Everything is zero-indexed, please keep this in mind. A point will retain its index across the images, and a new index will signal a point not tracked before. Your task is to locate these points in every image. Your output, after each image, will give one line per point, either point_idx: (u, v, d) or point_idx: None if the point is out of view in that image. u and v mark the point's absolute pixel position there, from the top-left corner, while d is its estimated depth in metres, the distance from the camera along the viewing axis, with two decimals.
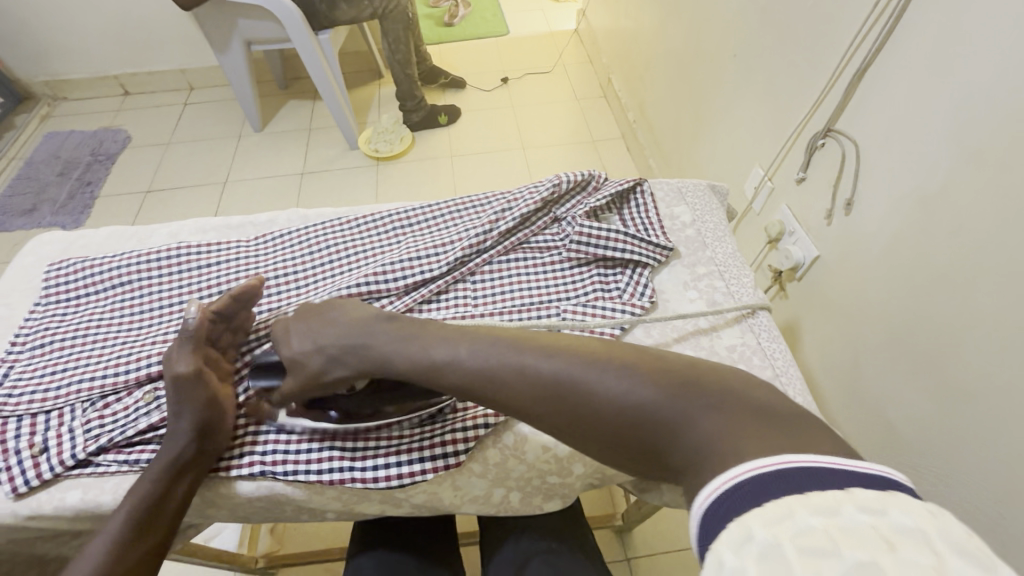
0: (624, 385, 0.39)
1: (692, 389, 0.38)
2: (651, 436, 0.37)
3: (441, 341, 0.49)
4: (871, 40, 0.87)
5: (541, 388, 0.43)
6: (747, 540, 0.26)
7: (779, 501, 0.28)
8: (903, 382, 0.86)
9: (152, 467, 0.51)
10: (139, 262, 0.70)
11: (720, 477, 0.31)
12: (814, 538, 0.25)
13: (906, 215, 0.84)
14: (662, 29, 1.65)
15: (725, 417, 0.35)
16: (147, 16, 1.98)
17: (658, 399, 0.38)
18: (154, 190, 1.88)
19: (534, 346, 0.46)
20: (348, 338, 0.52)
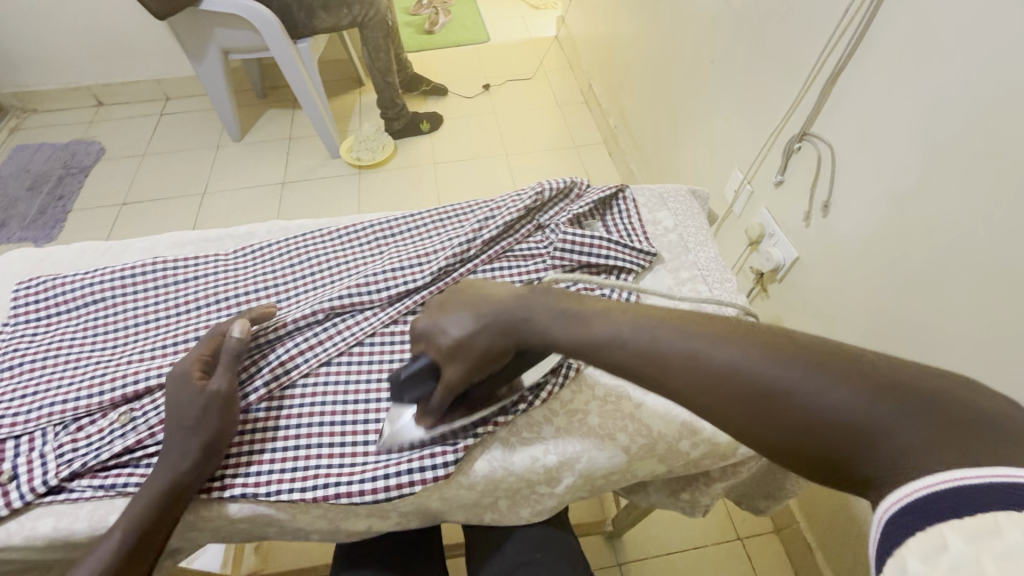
0: (819, 386, 0.37)
1: (906, 398, 0.35)
2: (848, 442, 0.36)
3: (600, 319, 0.48)
4: (843, 46, 0.90)
5: (717, 380, 0.41)
6: (942, 551, 0.28)
7: (984, 517, 0.28)
8: None
9: (150, 489, 0.49)
10: (113, 279, 0.67)
11: (906, 488, 0.32)
12: (1020, 562, 0.25)
13: (882, 216, 0.86)
14: (641, 36, 1.67)
15: (937, 427, 0.33)
16: (120, 25, 1.94)
17: (866, 411, 0.35)
18: (130, 203, 1.84)
19: (697, 329, 0.44)
20: (509, 313, 0.49)
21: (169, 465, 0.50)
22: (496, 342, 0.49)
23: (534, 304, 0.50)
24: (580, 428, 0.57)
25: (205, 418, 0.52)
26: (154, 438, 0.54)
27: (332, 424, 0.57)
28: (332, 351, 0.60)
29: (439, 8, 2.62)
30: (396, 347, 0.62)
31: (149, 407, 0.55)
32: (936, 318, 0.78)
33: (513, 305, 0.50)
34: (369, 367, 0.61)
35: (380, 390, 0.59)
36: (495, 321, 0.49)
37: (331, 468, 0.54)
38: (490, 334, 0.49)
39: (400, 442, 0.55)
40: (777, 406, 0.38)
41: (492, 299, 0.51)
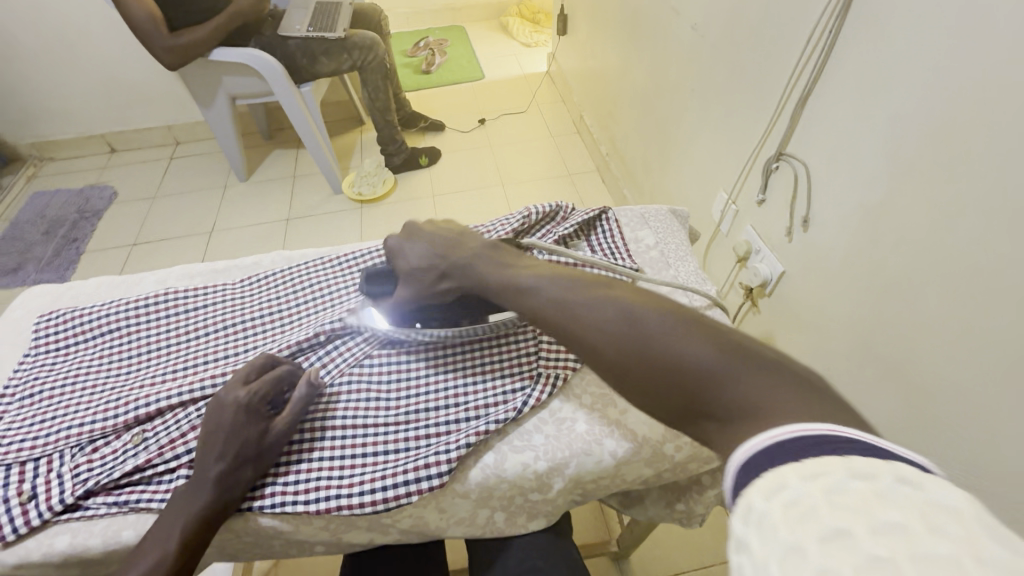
0: (687, 341, 0.42)
1: (753, 355, 0.40)
2: (697, 387, 0.40)
3: (527, 273, 0.56)
4: (807, 73, 0.96)
5: (603, 324, 0.47)
6: (779, 487, 0.28)
7: (820, 461, 0.29)
8: (877, 388, 0.89)
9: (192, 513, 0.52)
10: (128, 309, 0.72)
11: (761, 435, 0.33)
12: (848, 496, 0.26)
13: (856, 228, 0.90)
14: (626, 68, 1.76)
15: (770, 377, 0.38)
16: (135, 77, 2.06)
17: (719, 359, 0.40)
18: (141, 242, 1.91)
19: (603, 291, 0.51)
20: (458, 258, 0.61)
21: (216, 489, 0.53)
22: (438, 274, 0.61)
23: (483, 261, 0.60)
24: (569, 435, 0.59)
25: (264, 449, 0.56)
26: (164, 457, 0.57)
27: (333, 439, 0.60)
28: (335, 373, 0.65)
29: (435, 49, 2.75)
30: (395, 367, 0.66)
31: (160, 428, 0.59)
32: (914, 324, 0.80)
33: (461, 255, 0.61)
34: (369, 386, 0.64)
35: (380, 407, 0.62)
36: (440, 259, 0.61)
37: (332, 480, 0.57)
38: (434, 266, 0.61)
39: (397, 455, 0.58)
40: (653, 352, 0.43)
41: (447, 246, 0.62)
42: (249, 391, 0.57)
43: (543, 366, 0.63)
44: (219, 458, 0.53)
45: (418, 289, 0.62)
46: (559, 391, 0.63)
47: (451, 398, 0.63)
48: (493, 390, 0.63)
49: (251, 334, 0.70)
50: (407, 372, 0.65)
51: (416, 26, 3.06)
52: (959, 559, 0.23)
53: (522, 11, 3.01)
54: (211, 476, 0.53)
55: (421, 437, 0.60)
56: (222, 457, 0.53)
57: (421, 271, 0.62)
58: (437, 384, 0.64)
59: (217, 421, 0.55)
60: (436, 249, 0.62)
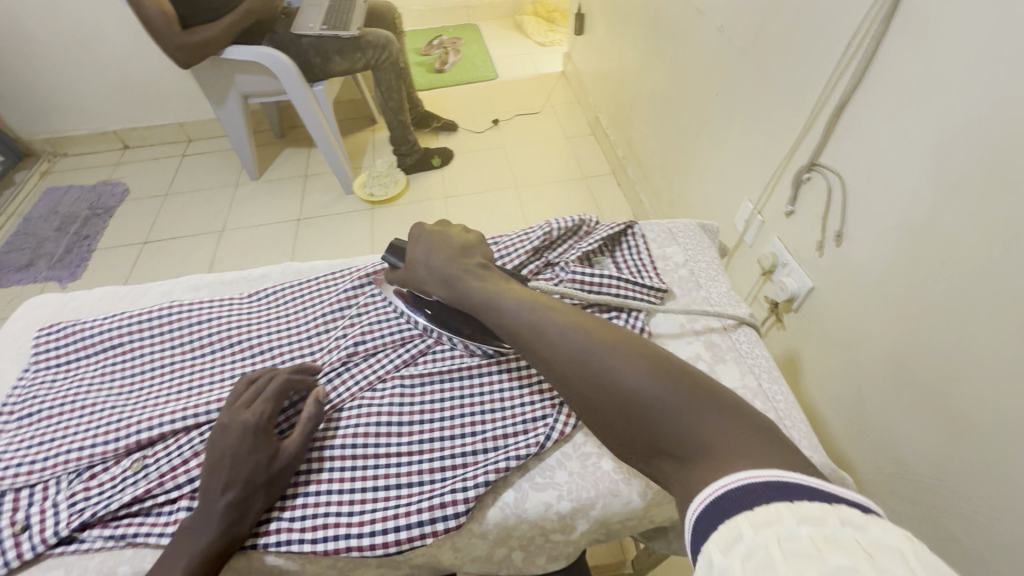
0: (644, 376, 0.44)
1: (700, 394, 0.42)
2: (655, 423, 0.42)
3: (510, 296, 0.55)
4: (845, 80, 0.91)
5: (572, 357, 0.48)
6: (738, 540, 0.30)
7: (772, 509, 0.31)
8: (913, 416, 0.83)
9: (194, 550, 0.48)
10: (131, 324, 0.69)
11: (714, 484, 0.35)
12: (799, 543, 0.28)
13: (896, 247, 0.85)
14: (645, 69, 1.71)
15: (720, 420, 0.40)
16: (148, 73, 2.04)
17: (674, 399, 0.42)
18: (152, 241, 1.89)
19: (573, 317, 0.51)
20: (448, 271, 0.59)
21: (223, 523, 0.49)
22: (431, 281, 0.60)
23: (475, 279, 0.58)
24: (595, 473, 0.55)
25: (272, 478, 0.52)
26: (164, 487, 0.54)
27: (343, 471, 0.56)
28: (343, 397, 0.61)
29: (449, 48, 2.72)
30: (407, 391, 0.62)
31: (161, 454, 0.56)
32: (958, 352, 0.75)
33: (458, 266, 0.59)
34: (379, 411, 0.60)
35: (392, 435, 0.58)
36: (440, 264, 0.60)
37: (341, 518, 0.53)
38: (428, 267, 0.60)
39: (410, 491, 0.54)
40: (613, 387, 0.45)
41: (450, 256, 0.60)
42: (255, 414, 0.54)
43: None
44: (225, 489, 0.50)
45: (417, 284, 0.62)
46: (584, 424, 0.59)
47: (467, 427, 0.59)
48: (512, 419, 0.59)
49: (257, 351, 0.67)
50: (421, 396, 0.62)
51: (430, 24, 3.02)
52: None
53: (537, 10, 2.96)
54: (216, 509, 0.50)
55: (436, 470, 0.56)
56: (231, 488, 0.50)
57: (421, 267, 0.61)
58: (453, 411, 0.60)
59: (222, 447, 0.52)
60: (440, 251, 0.61)
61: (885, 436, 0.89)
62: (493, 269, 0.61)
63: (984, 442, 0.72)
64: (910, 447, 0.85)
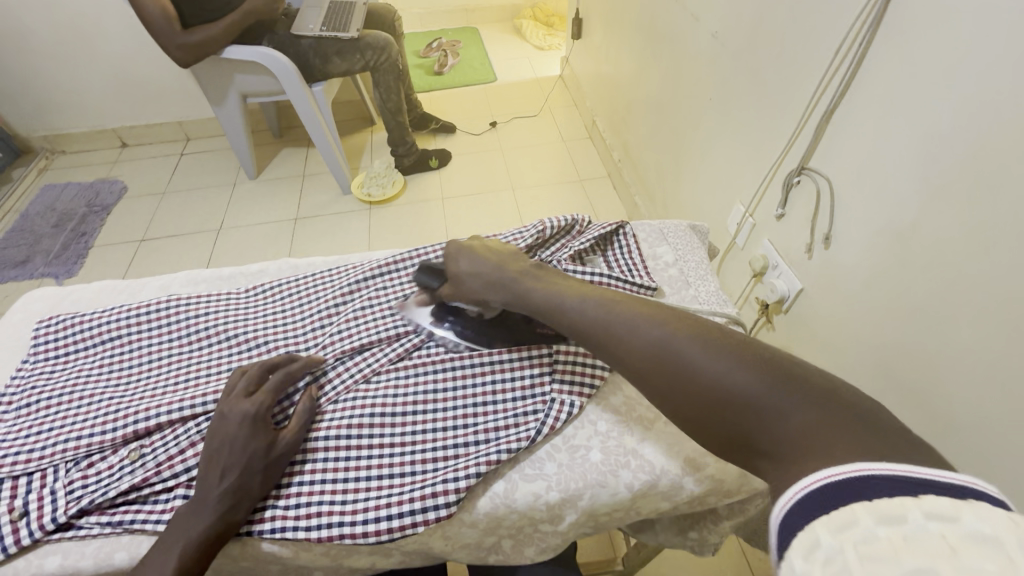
0: (728, 370, 0.43)
1: (792, 381, 0.41)
2: (746, 418, 0.41)
3: (574, 296, 0.57)
4: (833, 87, 0.93)
5: (644, 353, 0.49)
6: (815, 546, 0.29)
7: (848, 510, 0.30)
8: (898, 415, 0.85)
9: (192, 531, 0.49)
10: (128, 317, 0.70)
11: (793, 486, 0.34)
12: (879, 545, 0.27)
13: (883, 248, 0.87)
14: (642, 73, 1.73)
15: (817, 411, 0.38)
16: (147, 72, 2.05)
17: (760, 390, 0.41)
18: (149, 239, 1.90)
19: (648, 313, 0.52)
20: (503, 275, 0.62)
21: (221, 508, 0.51)
22: (484, 286, 0.63)
23: (529, 279, 0.61)
24: (583, 464, 0.57)
25: (269, 465, 0.54)
26: (161, 476, 0.55)
27: (337, 460, 0.57)
28: (339, 388, 0.63)
29: (448, 51, 2.74)
30: (402, 383, 0.63)
31: (158, 444, 0.57)
32: (941, 351, 0.77)
33: (510, 273, 0.62)
34: (373, 402, 0.61)
35: (385, 426, 0.60)
36: (488, 274, 0.63)
37: (335, 506, 0.54)
38: (479, 274, 0.63)
39: (402, 480, 0.56)
40: (695, 381, 0.45)
41: (503, 260, 0.64)
42: (255, 403, 0.56)
43: (556, 391, 0.61)
44: (224, 475, 0.52)
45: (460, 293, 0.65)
46: (574, 417, 0.60)
47: (459, 420, 0.60)
48: (503, 413, 0.60)
49: (252, 346, 0.68)
50: (414, 388, 0.63)
51: (429, 27, 3.04)
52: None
53: (536, 14, 2.99)
54: (215, 495, 0.51)
55: (428, 461, 0.57)
56: (229, 474, 0.52)
57: (469, 277, 0.64)
58: (446, 403, 0.62)
59: (222, 434, 0.54)
60: (485, 259, 0.64)
61: None
62: (547, 270, 0.64)
63: (966, 440, 0.74)
64: None
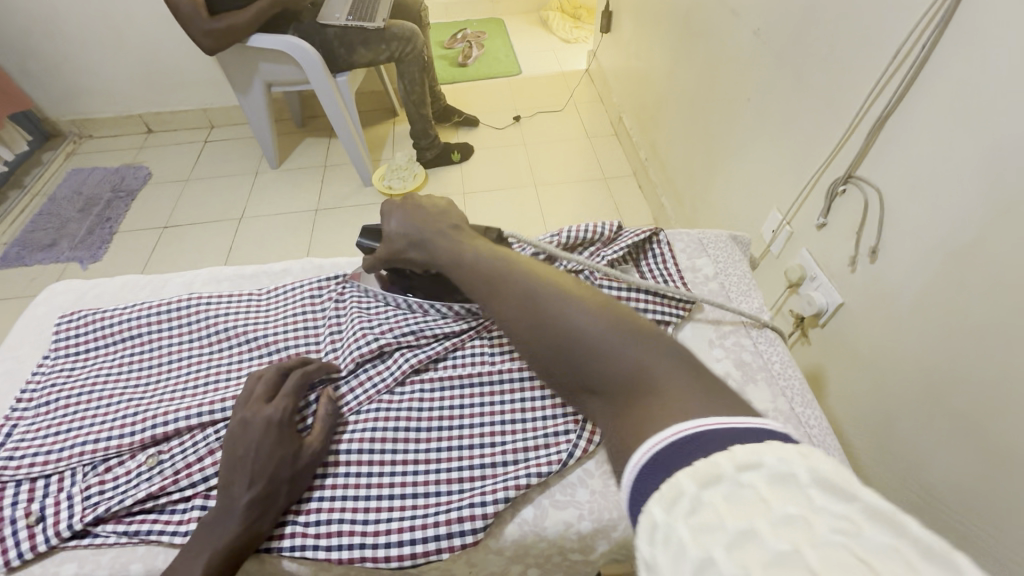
0: (580, 315, 0.45)
1: (633, 328, 0.44)
2: (587, 359, 0.43)
3: (472, 250, 0.57)
4: (888, 92, 0.87)
5: (519, 298, 0.50)
6: (654, 528, 0.29)
7: (671, 481, 0.30)
8: (947, 445, 0.80)
9: (220, 538, 0.47)
10: (150, 314, 0.69)
11: (628, 462, 0.34)
12: (706, 515, 0.28)
13: (937, 267, 0.81)
14: (674, 70, 1.67)
15: (647, 356, 0.41)
16: (174, 58, 2.05)
17: (605, 333, 0.43)
18: (172, 226, 1.90)
19: (527, 267, 0.53)
20: (419, 230, 0.61)
21: (246, 519, 0.48)
22: (407, 242, 0.62)
23: (435, 238, 0.60)
24: (617, 493, 0.53)
25: (295, 474, 0.52)
26: (179, 484, 0.54)
27: (359, 476, 0.55)
28: (361, 398, 0.60)
29: (472, 42, 2.69)
30: (427, 396, 0.60)
31: (177, 450, 0.56)
32: (1000, 381, 0.71)
33: (428, 227, 0.60)
34: (397, 415, 0.59)
35: (409, 441, 0.57)
36: (411, 231, 0.62)
37: (356, 526, 0.52)
38: (404, 235, 0.62)
39: (426, 501, 0.53)
40: (558, 325, 0.46)
41: (423, 216, 0.61)
42: (278, 408, 0.54)
43: None
44: (250, 484, 0.49)
45: (392, 255, 0.64)
46: None
47: (487, 437, 0.57)
48: (533, 432, 0.57)
49: (274, 351, 0.65)
50: (441, 402, 0.60)
51: (454, 17, 3.00)
52: (794, 545, 0.26)
53: (563, 6, 2.92)
54: (237, 506, 0.49)
55: (453, 481, 0.54)
56: (257, 479, 0.50)
57: (399, 231, 0.62)
58: (473, 419, 0.59)
59: (244, 442, 0.51)
60: (412, 216, 0.62)
61: (914, 462, 0.86)
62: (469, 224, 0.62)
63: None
64: (941, 477, 0.82)
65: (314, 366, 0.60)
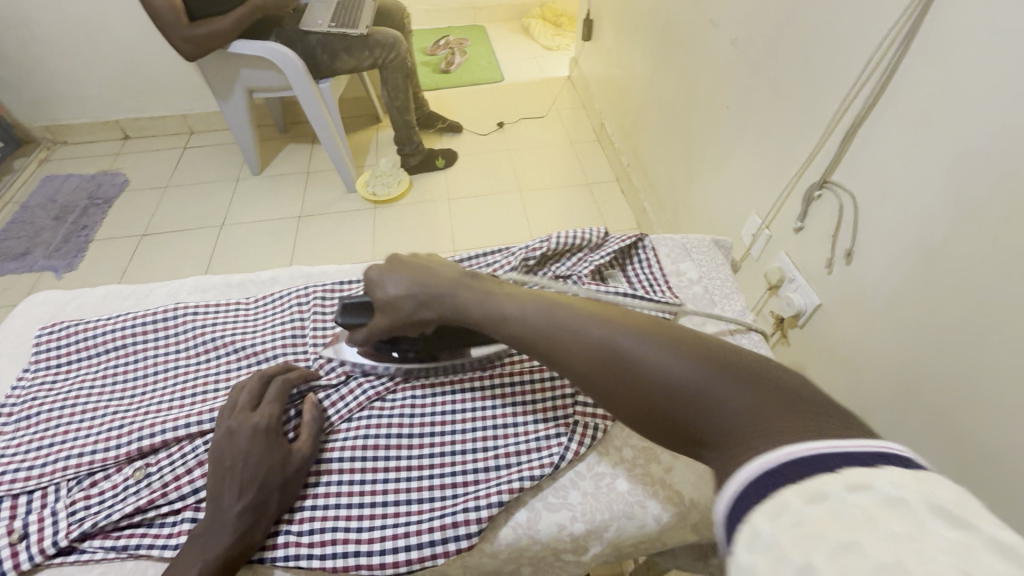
0: (668, 362, 0.42)
1: (732, 368, 0.40)
2: (690, 412, 0.40)
3: (511, 299, 0.54)
4: (861, 101, 0.91)
5: (589, 352, 0.47)
6: (756, 537, 0.27)
7: (775, 493, 0.29)
8: (924, 440, 0.83)
9: (211, 549, 0.47)
10: (135, 325, 0.68)
11: (727, 480, 0.32)
12: (807, 526, 0.26)
13: (910, 268, 0.84)
14: (654, 78, 1.71)
15: (754, 396, 0.37)
16: (152, 64, 2.02)
17: (704, 378, 0.40)
18: (151, 233, 1.87)
19: (588, 314, 0.50)
20: (438, 286, 0.56)
21: (237, 530, 0.48)
22: (418, 303, 0.56)
23: (467, 288, 0.56)
24: (609, 494, 0.54)
25: (286, 482, 0.52)
26: (168, 497, 0.53)
27: (351, 484, 0.55)
28: (351, 406, 0.60)
29: (455, 49, 2.71)
30: (419, 403, 0.61)
31: (165, 463, 0.55)
32: (970, 377, 0.75)
33: (448, 282, 0.56)
34: (389, 422, 0.59)
35: (402, 448, 0.57)
36: (425, 289, 0.56)
37: (350, 533, 0.52)
38: (414, 295, 0.56)
39: (420, 507, 0.53)
40: (643, 378, 0.43)
41: (437, 270, 0.57)
42: (265, 416, 0.54)
43: (580, 414, 0.59)
44: (240, 494, 0.49)
45: (394, 323, 0.57)
46: (598, 443, 0.58)
47: (478, 442, 0.58)
48: (524, 436, 0.58)
49: (262, 360, 0.65)
50: (432, 408, 0.61)
51: (437, 23, 3.00)
52: (902, 560, 0.23)
53: (545, 13, 2.96)
54: (229, 516, 0.48)
55: (446, 486, 0.55)
56: (247, 489, 0.50)
57: (400, 291, 0.56)
58: (464, 424, 0.60)
59: (233, 451, 0.51)
60: (426, 271, 0.57)
61: None
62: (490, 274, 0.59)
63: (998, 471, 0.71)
64: None
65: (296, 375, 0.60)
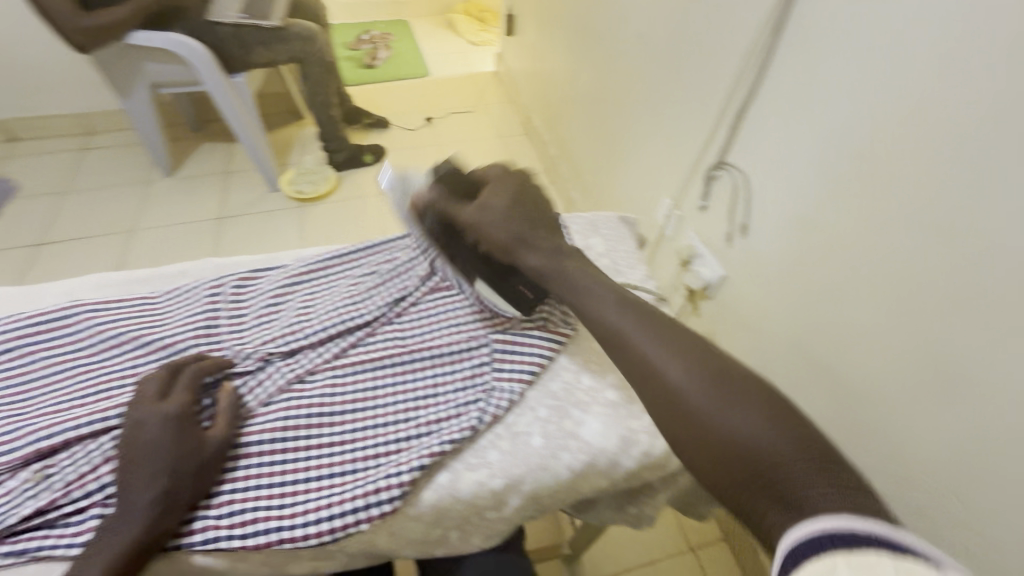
0: (725, 403, 0.45)
1: (788, 429, 0.42)
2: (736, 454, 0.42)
3: (589, 288, 0.58)
4: (744, 88, 0.99)
5: (652, 365, 0.50)
6: None
7: (825, 561, 0.30)
8: (811, 388, 0.91)
9: (122, 538, 0.46)
10: (25, 326, 0.64)
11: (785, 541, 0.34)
12: None
13: (794, 238, 0.92)
14: (574, 72, 1.78)
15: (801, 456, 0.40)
16: (37, 58, 1.85)
17: (756, 430, 0.42)
18: (49, 243, 1.72)
19: (658, 329, 0.53)
20: (521, 236, 0.62)
21: (150, 517, 0.47)
22: (498, 231, 0.62)
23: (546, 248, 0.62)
24: (525, 449, 0.58)
25: (202, 467, 0.51)
26: (71, 496, 0.51)
27: (272, 465, 0.55)
28: (270, 391, 0.61)
29: (379, 44, 2.67)
30: (340, 381, 0.62)
31: (65, 462, 0.53)
32: None
33: (529, 230, 0.62)
34: (310, 403, 0.60)
35: (324, 426, 0.58)
36: (512, 223, 0.62)
37: (273, 510, 0.52)
38: (500, 222, 0.62)
39: (343, 479, 0.55)
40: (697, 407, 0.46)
41: (529, 218, 0.63)
42: (177, 404, 0.53)
43: (496, 379, 0.62)
44: (151, 481, 0.48)
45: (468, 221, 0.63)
46: (514, 405, 0.62)
47: (400, 414, 0.60)
48: (444, 404, 0.61)
49: (172, 352, 0.63)
50: (353, 386, 0.62)
51: (359, 18, 2.94)
52: None
53: (469, 9, 2.97)
54: (140, 504, 0.47)
55: (369, 457, 0.56)
56: (159, 477, 0.48)
57: (484, 219, 0.62)
58: (386, 398, 0.61)
59: (141, 442, 0.50)
60: (513, 210, 0.63)
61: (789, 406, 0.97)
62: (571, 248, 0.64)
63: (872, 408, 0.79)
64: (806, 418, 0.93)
65: (209, 365, 0.59)
